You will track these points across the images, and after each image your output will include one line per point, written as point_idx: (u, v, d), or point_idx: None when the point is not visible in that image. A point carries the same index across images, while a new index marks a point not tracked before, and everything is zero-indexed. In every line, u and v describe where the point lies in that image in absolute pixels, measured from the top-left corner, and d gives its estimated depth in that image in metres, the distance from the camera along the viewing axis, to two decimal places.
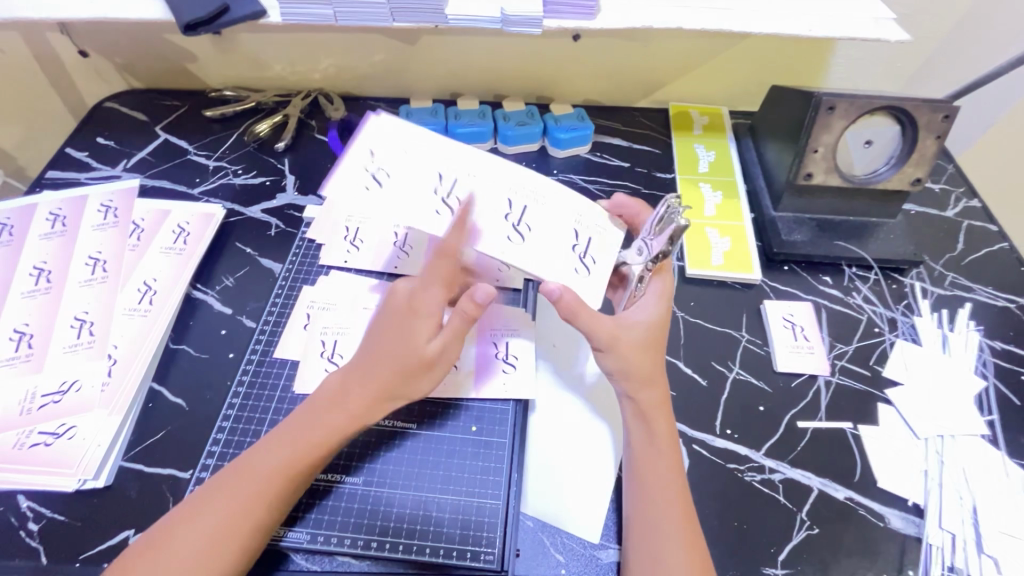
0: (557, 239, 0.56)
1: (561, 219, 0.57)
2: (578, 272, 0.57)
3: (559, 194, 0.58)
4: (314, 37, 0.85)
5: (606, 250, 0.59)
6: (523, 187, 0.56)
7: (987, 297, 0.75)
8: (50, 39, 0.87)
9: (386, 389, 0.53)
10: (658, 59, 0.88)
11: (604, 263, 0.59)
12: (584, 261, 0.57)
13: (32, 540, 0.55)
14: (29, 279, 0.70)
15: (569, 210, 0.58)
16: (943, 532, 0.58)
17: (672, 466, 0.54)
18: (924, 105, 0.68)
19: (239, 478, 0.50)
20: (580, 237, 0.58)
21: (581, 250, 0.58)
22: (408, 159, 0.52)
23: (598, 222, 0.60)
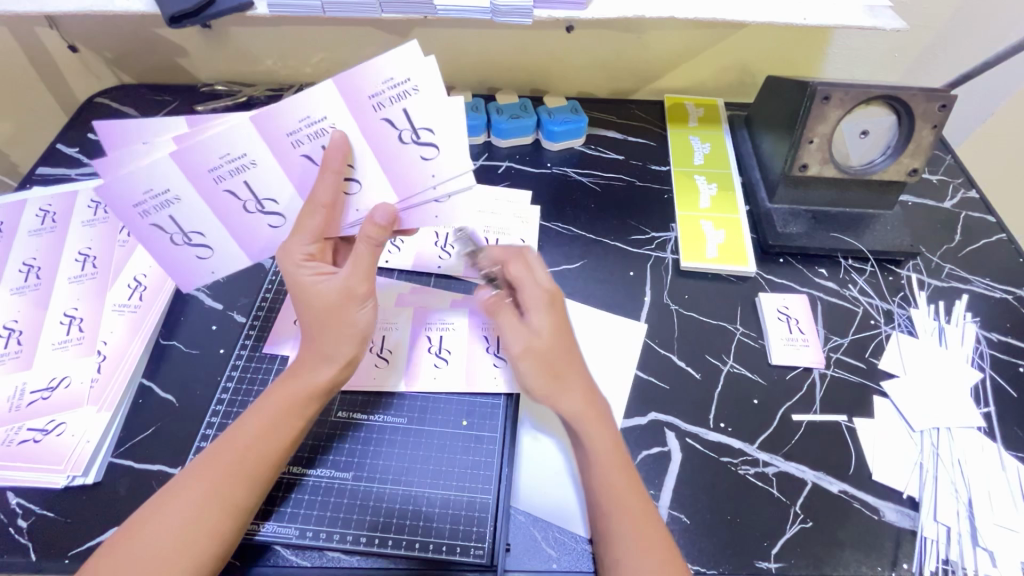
0: (378, 145, 0.56)
1: (362, 121, 0.54)
2: (425, 159, 0.57)
3: (331, 97, 0.54)
4: (304, 29, 0.85)
5: (427, 105, 0.55)
6: (295, 133, 0.54)
7: (985, 288, 0.74)
8: (39, 34, 0.87)
9: (323, 346, 0.54)
10: (652, 50, 0.87)
11: (439, 122, 0.56)
12: (415, 139, 0.56)
13: (21, 536, 0.55)
14: (18, 276, 0.69)
15: (359, 94, 0.54)
16: (938, 525, 0.57)
17: (621, 464, 0.53)
18: (921, 95, 0.67)
19: (216, 456, 0.50)
20: (397, 118, 0.55)
21: (410, 132, 0.56)
22: (200, 210, 0.56)
23: (398, 79, 0.54)
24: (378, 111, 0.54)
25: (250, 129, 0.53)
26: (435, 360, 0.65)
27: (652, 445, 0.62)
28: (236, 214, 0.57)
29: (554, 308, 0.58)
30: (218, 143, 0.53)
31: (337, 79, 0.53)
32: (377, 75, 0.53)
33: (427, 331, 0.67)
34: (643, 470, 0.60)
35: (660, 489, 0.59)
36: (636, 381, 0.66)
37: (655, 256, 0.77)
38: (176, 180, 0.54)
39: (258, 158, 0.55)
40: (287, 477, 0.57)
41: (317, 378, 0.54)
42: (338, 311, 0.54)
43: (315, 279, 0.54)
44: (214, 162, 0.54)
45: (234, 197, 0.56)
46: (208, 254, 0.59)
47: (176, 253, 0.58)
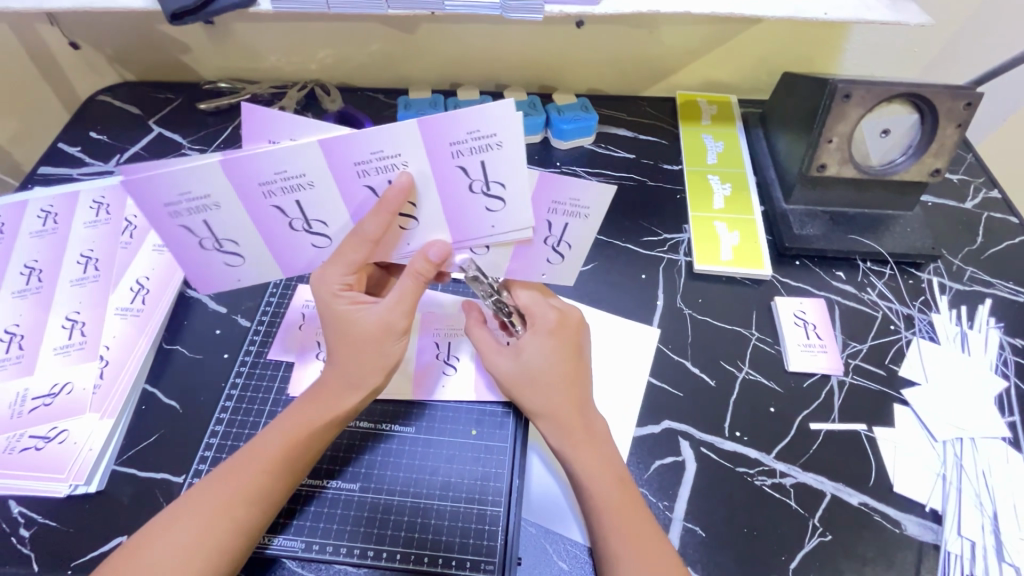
0: (446, 190, 0.50)
1: (438, 162, 0.48)
2: (489, 209, 0.52)
3: (413, 137, 0.46)
4: (308, 26, 0.83)
5: (508, 162, 0.48)
6: (364, 164, 0.47)
7: (1008, 292, 0.72)
8: (40, 31, 0.85)
9: (354, 373, 0.53)
10: (665, 45, 0.85)
11: (515, 178, 0.50)
12: (488, 192, 0.50)
13: (24, 546, 0.54)
14: (20, 279, 0.68)
15: (439, 139, 0.46)
16: (962, 539, 0.56)
17: (620, 480, 0.52)
18: (945, 92, 0.64)
19: (227, 476, 0.49)
20: (472, 167, 0.49)
21: (482, 183, 0.50)
22: (237, 222, 0.50)
23: (484, 131, 0.46)
24: (455, 159, 0.48)
25: (315, 152, 0.46)
26: (444, 367, 0.64)
27: (665, 454, 0.60)
28: (280, 228, 0.52)
29: (553, 332, 0.57)
30: (277, 160, 0.46)
31: (423, 122, 0.45)
32: (464, 125, 0.46)
33: (435, 337, 0.65)
34: (657, 480, 0.59)
35: (675, 501, 0.57)
36: (649, 388, 0.64)
37: (667, 258, 0.75)
38: (222, 189, 0.48)
39: (318, 184, 0.48)
40: (299, 489, 0.56)
41: (344, 404, 0.53)
42: (376, 345, 0.52)
43: (351, 310, 0.52)
44: (267, 177, 0.47)
45: (280, 213, 0.51)
46: (238, 262, 0.54)
47: (202, 256, 0.53)
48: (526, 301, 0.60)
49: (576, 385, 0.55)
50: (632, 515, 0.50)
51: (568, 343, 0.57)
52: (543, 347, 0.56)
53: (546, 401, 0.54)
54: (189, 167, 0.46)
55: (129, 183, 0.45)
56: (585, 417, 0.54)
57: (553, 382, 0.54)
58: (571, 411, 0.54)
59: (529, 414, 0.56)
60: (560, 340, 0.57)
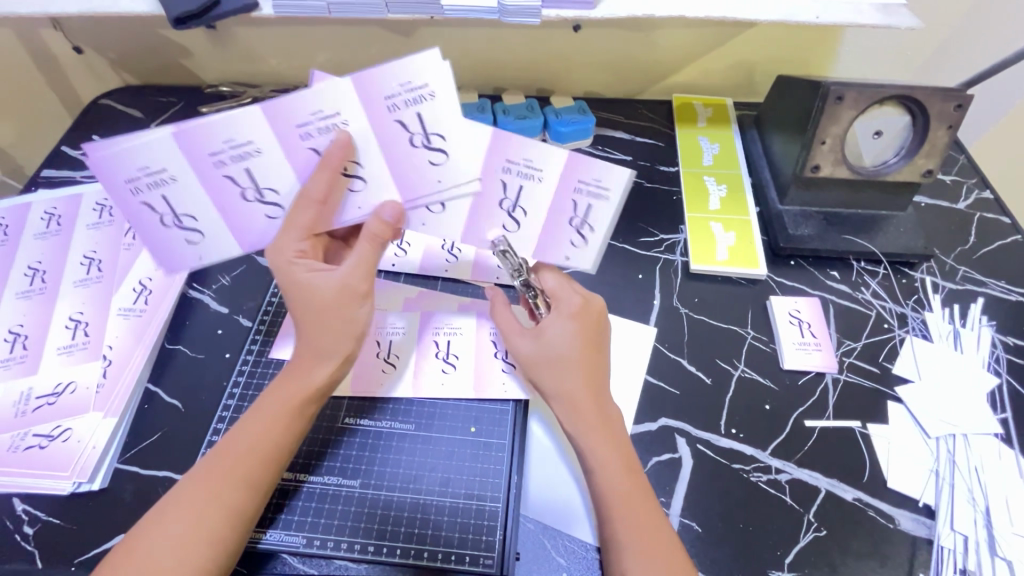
0: (387, 145, 0.52)
1: (379, 118, 0.51)
2: (433, 161, 0.54)
3: (346, 93, 0.50)
4: (308, 30, 0.84)
5: (445, 111, 0.52)
6: (307, 125, 0.50)
7: (1000, 291, 0.73)
8: (43, 36, 0.86)
9: (322, 344, 0.53)
10: (660, 49, 0.86)
11: (454, 128, 0.53)
12: (431, 146, 0.53)
13: (27, 544, 0.55)
14: (23, 280, 0.69)
15: (373, 95, 0.50)
16: (955, 534, 0.56)
17: (627, 472, 0.52)
18: (936, 94, 0.65)
19: (215, 465, 0.50)
20: (411, 121, 0.52)
21: (422, 136, 0.53)
22: (193, 196, 0.52)
23: (414, 82, 0.50)
24: (392, 112, 0.51)
25: (259, 118, 0.50)
26: (443, 365, 0.64)
27: (662, 451, 0.61)
28: (233, 201, 0.54)
29: (576, 316, 0.57)
30: (223, 128, 0.49)
31: (353, 77, 0.49)
32: (397, 77, 0.50)
33: (435, 335, 0.66)
34: (654, 476, 0.59)
35: (671, 497, 0.58)
36: (646, 386, 0.65)
37: (664, 258, 0.75)
38: (176, 161, 0.50)
39: (265, 148, 0.51)
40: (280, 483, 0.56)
41: (315, 377, 0.54)
42: (337, 309, 0.53)
43: (311, 275, 0.53)
44: (215, 147, 0.50)
45: (232, 184, 0.52)
46: (198, 238, 0.55)
47: (163, 234, 0.55)
48: (553, 285, 0.60)
49: (590, 372, 0.55)
50: (638, 506, 0.50)
51: (591, 328, 0.57)
52: (566, 331, 0.56)
53: (564, 384, 0.55)
54: (142, 142, 0.49)
55: (92, 158, 0.48)
56: (600, 403, 0.55)
57: (570, 364, 0.55)
58: (587, 397, 0.54)
59: (546, 396, 0.57)
60: (581, 323, 0.57)
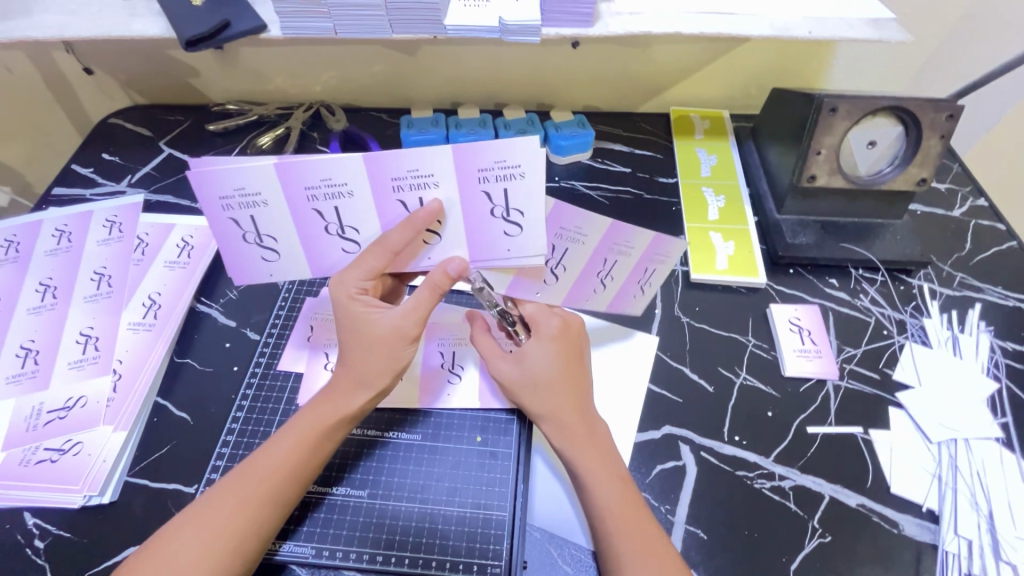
0: (470, 212, 0.52)
1: (467, 189, 0.50)
2: (506, 234, 0.54)
3: (445, 160, 0.48)
4: (314, 49, 0.86)
5: (532, 193, 0.51)
6: (399, 180, 0.49)
7: (997, 297, 0.74)
8: (55, 58, 0.89)
9: (363, 372, 0.54)
10: (657, 64, 0.88)
11: (534, 206, 0.52)
12: (508, 218, 0.53)
13: (38, 558, 0.55)
14: (35, 296, 0.70)
15: (467, 167, 0.49)
16: (959, 538, 0.57)
17: (623, 480, 0.53)
18: (927, 104, 0.67)
19: (234, 481, 0.50)
20: (495, 194, 0.51)
21: (502, 209, 0.52)
22: (279, 221, 0.52)
23: (509, 162, 0.49)
24: (481, 184, 0.50)
25: (358, 165, 0.48)
26: (449, 376, 0.65)
27: (666, 459, 0.61)
28: (316, 231, 0.54)
29: (555, 338, 0.58)
30: (323, 168, 0.48)
31: (455, 147, 0.48)
32: (494, 154, 0.48)
33: (441, 347, 0.67)
34: (658, 484, 0.60)
35: (676, 504, 0.59)
36: (649, 395, 0.66)
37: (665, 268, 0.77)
38: (272, 189, 0.50)
39: (357, 195, 0.50)
40: (305, 495, 0.57)
41: (351, 404, 0.54)
42: (388, 350, 0.53)
43: (368, 313, 0.54)
44: (311, 184, 0.50)
45: (318, 217, 0.52)
46: (274, 258, 0.56)
47: (243, 249, 0.55)
48: (531, 311, 0.61)
49: (576, 391, 0.57)
50: (634, 515, 0.51)
51: (570, 348, 0.58)
52: (546, 353, 0.57)
53: (547, 404, 0.56)
54: (245, 167, 0.48)
55: (194, 174, 0.47)
56: (588, 416, 0.56)
57: (553, 383, 0.56)
58: (575, 416, 0.55)
59: (533, 417, 0.57)
60: (561, 344, 0.58)
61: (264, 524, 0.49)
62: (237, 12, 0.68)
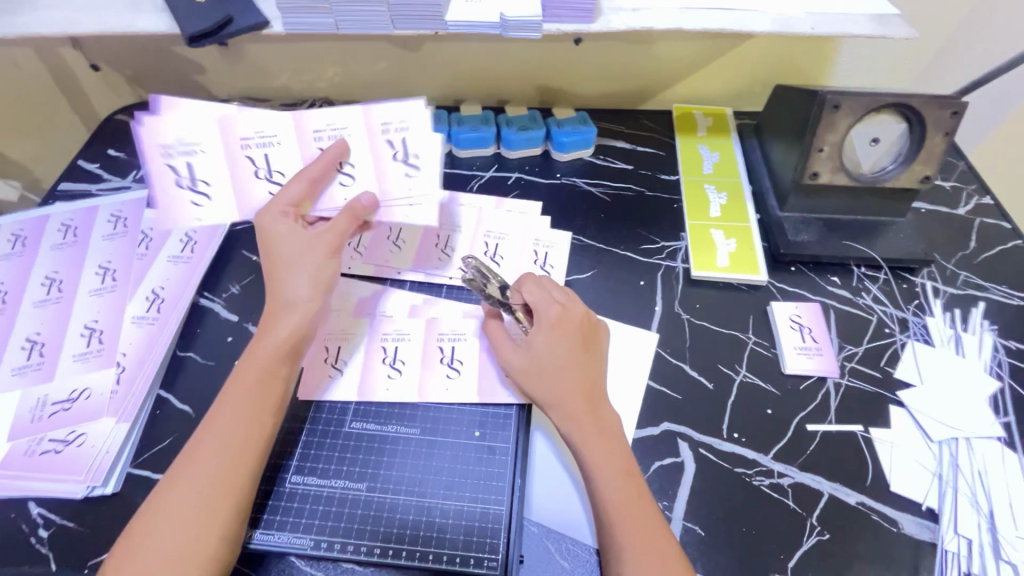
0: (376, 157, 0.60)
1: (367, 138, 0.59)
2: (408, 176, 0.60)
3: (355, 116, 0.59)
4: (317, 46, 0.87)
5: (427, 138, 0.60)
6: (319, 132, 0.59)
7: (1001, 295, 0.73)
8: (62, 54, 0.90)
9: (294, 293, 0.55)
10: (659, 60, 0.88)
11: (427, 149, 0.60)
12: (409, 162, 0.60)
13: (42, 547, 0.56)
14: (41, 289, 0.71)
15: (371, 122, 0.59)
16: (959, 537, 0.56)
17: (622, 470, 0.53)
18: (931, 101, 0.66)
19: (196, 447, 0.51)
20: (396, 141, 0.60)
21: (403, 154, 0.60)
22: (210, 169, 0.58)
23: (394, 120, 0.59)
24: (383, 134, 0.59)
25: (287, 118, 0.59)
26: (447, 370, 0.65)
27: (664, 455, 0.61)
28: (245, 177, 0.59)
29: (559, 325, 0.58)
30: (254, 121, 0.58)
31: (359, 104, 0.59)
32: (396, 111, 0.59)
33: (439, 340, 0.67)
34: (656, 481, 0.60)
35: (674, 500, 0.59)
36: (649, 392, 0.66)
37: (665, 265, 0.77)
38: (210, 138, 0.58)
39: (283, 142, 0.59)
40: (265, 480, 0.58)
41: (282, 329, 0.55)
42: (310, 261, 0.55)
43: (290, 229, 0.55)
44: (245, 134, 0.58)
45: (250, 163, 0.59)
46: (204, 203, 0.59)
47: (177, 199, 0.58)
48: (534, 298, 0.60)
49: (581, 378, 0.56)
50: (637, 506, 0.51)
51: (574, 335, 0.58)
52: (551, 339, 0.57)
53: (554, 391, 0.56)
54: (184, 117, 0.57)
55: (150, 117, 0.56)
56: (591, 406, 0.55)
57: (560, 371, 0.56)
58: (576, 404, 0.55)
59: (541, 406, 0.57)
60: (565, 331, 0.58)
61: (238, 476, 0.50)
62: (240, 9, 0.68)
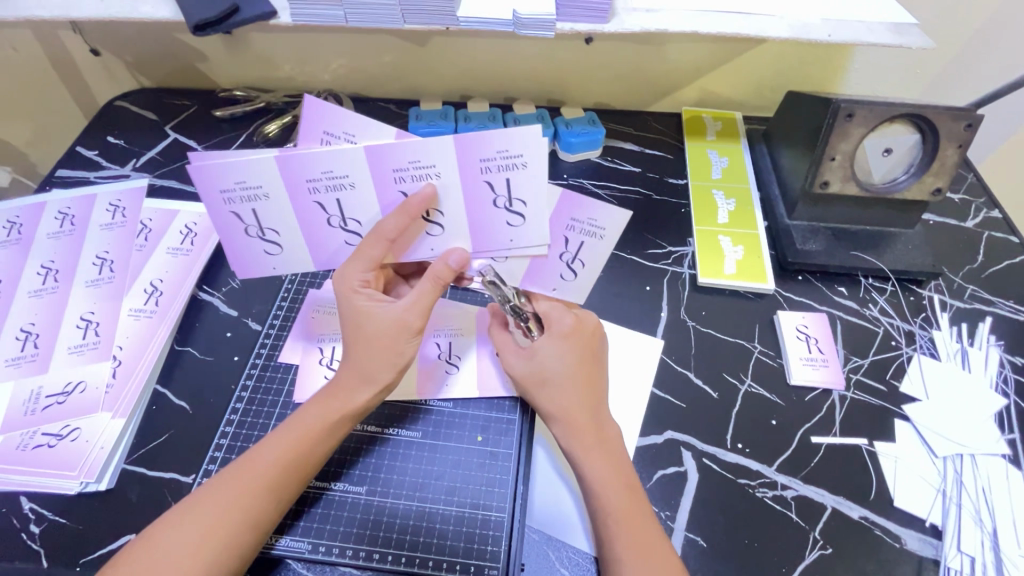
0: (472, 204, 0.54)
1: (467, 184, 0.53)
2: (510, 224, 0.56)
3: (446, 151, 0.50)
4: (323, 37, 0.85)
5: (534, 182, 0.53)
6: (401, 171, 0.51)
7: (1009, 311, 0.73)
8: (62, 37, 0.88)
9: (367, 366, 0.54)
10: (671, 63, 0.86)
11: (537, 198, 0.54)
12: (511, 210, 0.55)
13: (33, 543, 0.55)
14: (37, 278, 0.70)
15: (470, 159, 0.51)
16: (961, 555, 0.56)
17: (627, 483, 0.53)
18: (946, 113, 0.65)
19: (231, 475, 0.50)
20: (498, 183, 0.53)
21: (505, 200, 0.54)
22: (281, 215, 0.54)
23: (512, 151, 0.51)
24: (484, 174, 0.52)
25: (360, 157, 0.51)
26: (446, 366, 0.65)
27: (668, 464, 0.61)
28: (317, 222, 0.56)
29: (568, 336, 0.57)
30: (323, 160, 0.51)
31: (458, 138, 0.50)
32: (496, 144, 0.50)
33: (436, 338, 0.67)
34: (659, 490, 0.59)
35: (676, 511, 0.58)
36: (652, 399, 0.65)
37: (671, 271, 0.76)
38: (273, 181, 0.52)
39: (358, 185, 0.52)
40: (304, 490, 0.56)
41: (356, 399, 0.54)
42: (390, 342, 0.53)
43: (371, 306, 0.54)
44: (313, 175, 0.52)
45: (320, 209, 0.55)
46: (276, 250, 0.58)
47: (246, 243, 0.57)
48: (545, 309, 0.60)
49: (588, 390, 0.56)
50: (639, 521, 0.50)
51: (582, 348, 0.57)
52: (560, 351, 0.56)
53: (559, 402, 0.55)
54: (243, 161, 0.50)
55: (196, 167, 0.50)
56: (595, 419, 0.55)
57: (566, 383, 0.55)
58: (581, 415, 0.54)
59: (543, 416, 0.57)
60: (572, 343, 0.57)
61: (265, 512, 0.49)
62: None
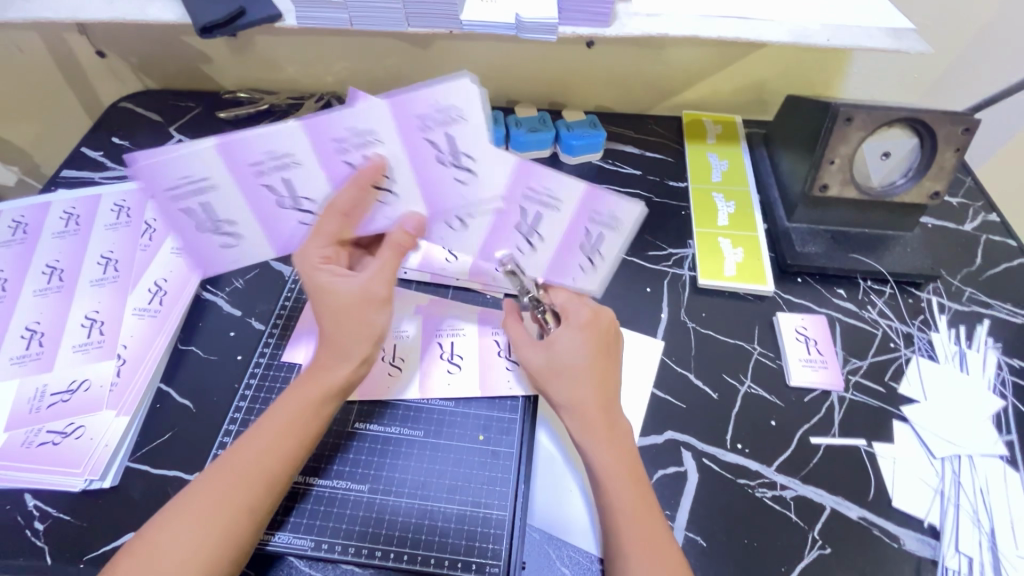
0: (419, 165, 0.54)
1: (410, 145, 0.53)
2: (460, 181, 0.55)
3: (383, 115, 0.51)
4: (327, 40, 0.86)
5: (475, 135, 0.52)
6: (341, 140, 0.52)
7: (1006, 313, 0.74)
8: (68, 39, 0.88)
9: (340, 341, 0.54)
10: (671, 66, 0.87)
11: (482, 150, 0.53)
12: (459, 167, 0.54)
13: (38, 540, 0.55)
14: (42, 277, 0.70)
15: (406, 118, 0.51)
16: (959, 555, 0.56)
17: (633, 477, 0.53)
18: (943, 117, 0.66)
19: (223, 468, 0.50)
20: (440, 140, 0.53)
21: (450, 156, 0.53)
22: (229, 202, 0.55)
23: (446, 106, 0.51)
24: (423, 132, 0.52)
25: (299, 133, 0.51)
26: (448, 366, 0.65)
27: (668, 464, 0.61)
28: (270, 206, 0.56)
29: (585, 327, 0.58)
30: (262, 141, 0.51)
31: (389, 97, 0.50)
32: (430, 100, 0.50)
33: (439, 338, 0.67)
34: (659, 490, 0.60)
35: (676, 510, 0.58)
36: (652, 400, 0.65)
37: (671, 272, 0.76)
38: (216, 170, 0.52)
39: (304, 161, 0.53)
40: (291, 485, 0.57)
41: (333, 376, 0.55)
42: (357, 313, 0.54)
43: (334, 280, 0.54)
44: (257, 158, 0.52)
45: (269, 192, 0.55)
46: (234, 241, 0.58)
47: (202, 238, 0.57)
48: (562, 301, 0.62)
49: (601, 382, 0.56)
50: (648, 516, 0.51)
51: (599, 340, 0.57)
52: (575, 342, 0.57)
53: (573, 393, 0.56)
54: (183, 152, 0.50)
55: (137, 166, 0.50)
56: (608, 412, 0.55)
57: (579, 375, 0.56)
58: (595, 407, 0.55)
59: (556, 406, 0.57)
60: (590, 334, 0.58)
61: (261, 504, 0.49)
62: None
